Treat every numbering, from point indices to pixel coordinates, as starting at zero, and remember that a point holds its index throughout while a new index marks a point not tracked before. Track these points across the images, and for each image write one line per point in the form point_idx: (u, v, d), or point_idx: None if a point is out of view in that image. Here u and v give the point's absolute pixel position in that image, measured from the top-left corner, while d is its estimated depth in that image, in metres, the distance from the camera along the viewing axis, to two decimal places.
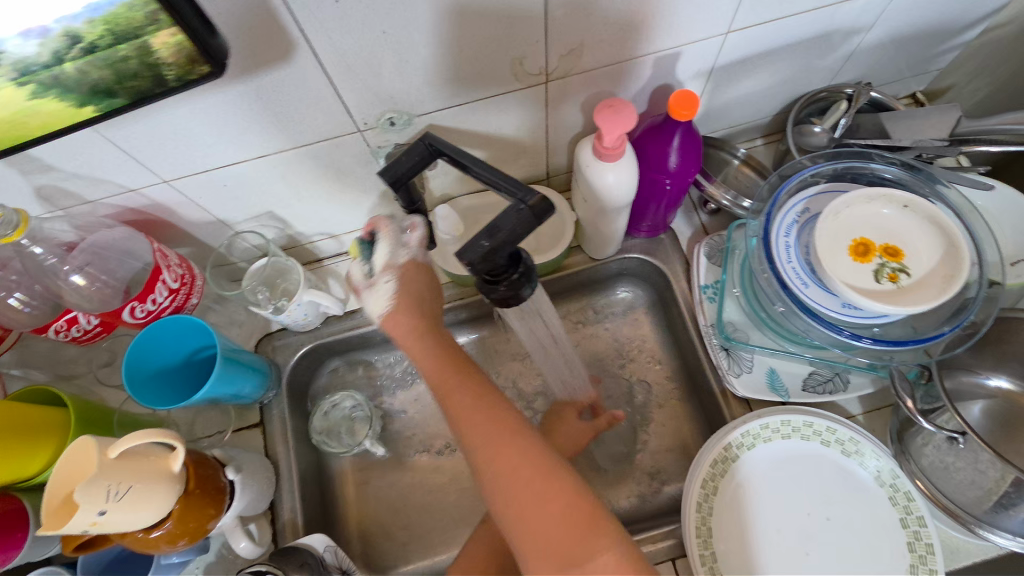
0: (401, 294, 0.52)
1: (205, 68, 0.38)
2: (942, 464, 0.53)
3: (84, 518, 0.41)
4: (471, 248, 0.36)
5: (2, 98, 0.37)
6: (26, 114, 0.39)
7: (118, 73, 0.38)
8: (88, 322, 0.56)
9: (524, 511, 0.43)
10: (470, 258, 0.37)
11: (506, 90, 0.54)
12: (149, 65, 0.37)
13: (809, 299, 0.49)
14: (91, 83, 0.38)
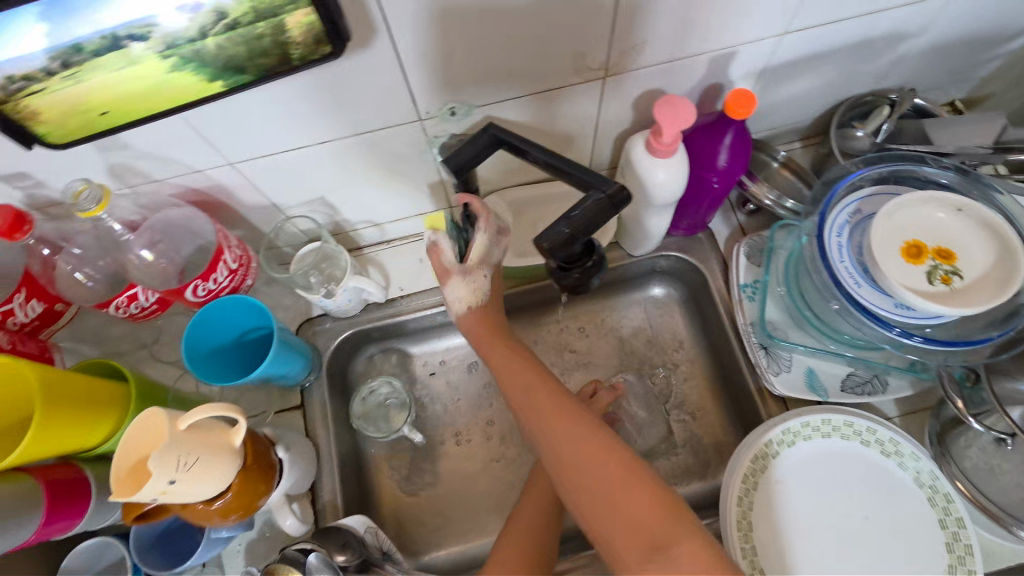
0: (482, 293, 0.61)
1: (328, 48, 0.42)
2: (986, 465, 0.56)
3: (155, 486, 0.43)
4: (552, 233, 0.41)
5: (146, 70, 0.40)
6: (160, 86, 0.42)
7: (252, 50, 0.41)
8: (148, 299, 0.58)
9: (612, 500, 0.48)
10: (550, 241, 0.41)
11: (565, 84, 0.55)
12: (280, 43, 0.41)
13: (862, 298, 0.51)
14: (227, 58, 0.41)
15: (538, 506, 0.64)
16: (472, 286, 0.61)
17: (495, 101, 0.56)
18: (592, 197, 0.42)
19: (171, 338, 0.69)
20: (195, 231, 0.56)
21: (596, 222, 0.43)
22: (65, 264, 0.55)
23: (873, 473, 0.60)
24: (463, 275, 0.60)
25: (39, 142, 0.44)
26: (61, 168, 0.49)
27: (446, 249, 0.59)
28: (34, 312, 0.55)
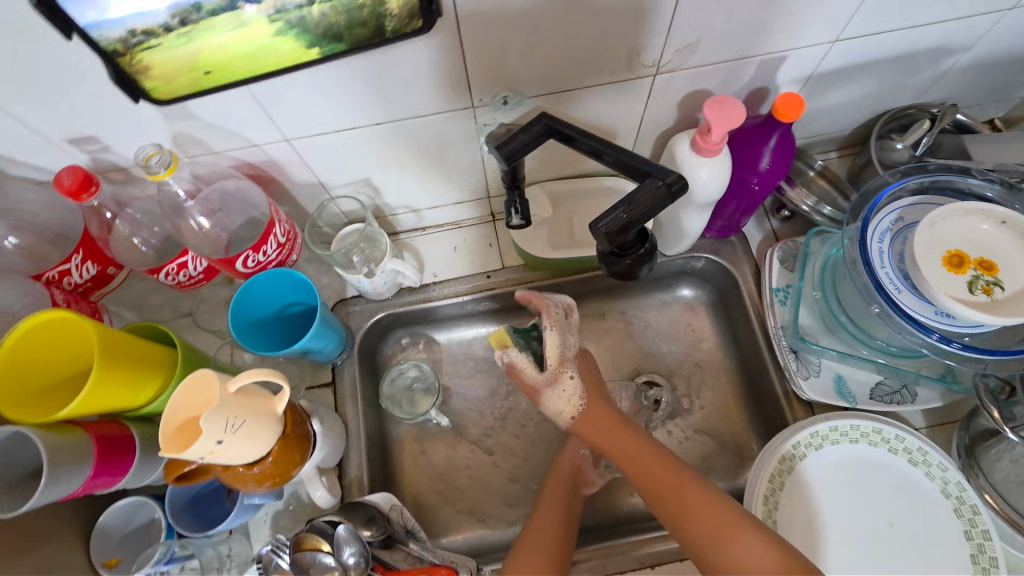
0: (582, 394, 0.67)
1: (418, 24, 0.44)
2: (1017, 478, 0.55)
3: (205, 445, 0.44)
4: (612, 218, 0.44)
5: (251, 34, 0.42)
6: (264, 51, 0.43)
7: (351, 20, 0.43)
8: (196, 268, 0.60)
9: (713, 538, 0.55)
10: (610, 226, 0.44)
11: (616, 79, 0.56)
12: (377, 16, 0.43)
13: (903, 304, 0.51)
14: (326, 28, 0.43)
15: (550, 534, 0.61)
16: (564, 393, 0.67)
17: (547, 94, 0.57)
18: (653, 185, 0.45)
19: (210, 310, 0.70)
20: (248, 205, 0.59)
21: (654, 210, 0.46)
22: (125, 226, 0.56)
23: (898, 483, 0.60)
24: (552, 386, 0.67)
25: (146, 98, 0.46)
26: (126, 134, 0.50)
27: (525, 368, 0.68)
28: (87, 274, 0.57)
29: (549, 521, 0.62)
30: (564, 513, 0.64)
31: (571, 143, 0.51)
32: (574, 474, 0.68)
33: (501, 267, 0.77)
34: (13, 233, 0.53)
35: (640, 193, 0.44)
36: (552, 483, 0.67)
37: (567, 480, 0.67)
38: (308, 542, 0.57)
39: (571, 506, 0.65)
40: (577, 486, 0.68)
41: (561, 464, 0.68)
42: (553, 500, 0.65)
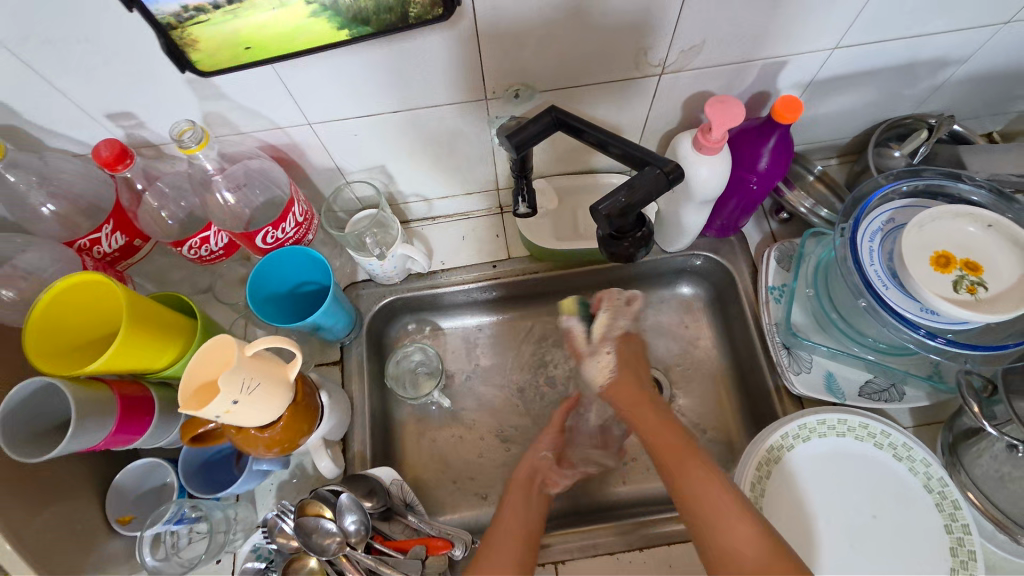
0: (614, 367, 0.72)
1: (439, 12, 0.47)
2: (996, 474, 0.57)
3: (220, 404, 0.47)
4: (613, 201, 0.46)
5: (289, 14, 0.45)
6: (300, 31, 0.46)
7: (379, 5, 0.46)
8: (217, 243, 0.63)
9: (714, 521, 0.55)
10: (610, 209, 0.46)
11: (624, 77, 0.59)
12: (401, 3, 0.46)
13: (889, 300, 0.54)
14: (356, 11, 0.46)
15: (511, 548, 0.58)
16: (601, 363, 0.73)
17: (556, 89, 0.60)
18: (651, 173, 0.47)
19: (227, 286, 0.73)
20: (270, 184, 0.61)
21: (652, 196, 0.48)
22: (152, 199, 0.60)
23: (883, 477, 0.62)
24: (593, 354, 0.73)
25: (192, 69, 0.48)
26: (161, 111, 0.53)
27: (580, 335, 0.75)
28: (116, 244, 0.60)
29: (509, 534, 0.60)
30: (523, 525, 0.62)
31: (579, 135, 0.54)
32: (536, 477, 0.68)
33: (507, 257, 0.80)
34: (50, 201, 0.56)
35: (640, 178, 0.47)
36: (511, 496, 0.65)
37: (524, 491, 0.66)
38: (312, 509, 0.60)
39: (532, 517, 0.63)
40: (537, 497, 0.66)
41: (517, 477, 0.67)
42: (511, 513, 0.63)
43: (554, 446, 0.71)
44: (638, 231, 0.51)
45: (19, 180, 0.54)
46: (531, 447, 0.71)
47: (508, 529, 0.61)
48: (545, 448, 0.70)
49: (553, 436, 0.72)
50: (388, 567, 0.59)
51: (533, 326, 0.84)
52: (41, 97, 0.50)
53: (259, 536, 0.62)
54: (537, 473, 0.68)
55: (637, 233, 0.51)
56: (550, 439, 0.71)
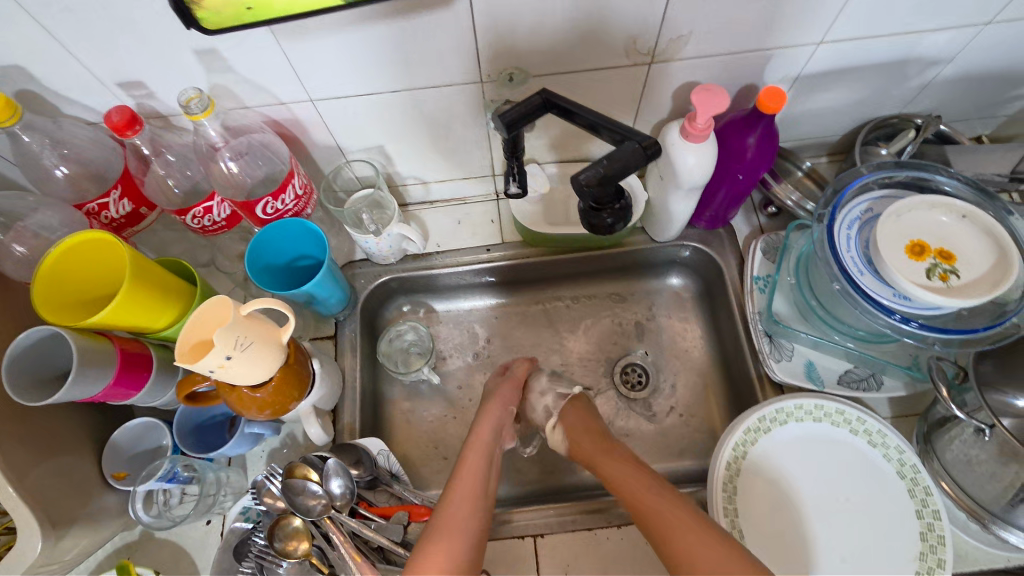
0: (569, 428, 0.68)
1: None
2: (965, 457, 0.58)
3: (214, 359, 0.49)
4: (592, 169, 0.52)
5: None
6: None
7: None
8: (220, 214, 0.65)
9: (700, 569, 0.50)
10: (588, 177, 0.52)
11: (614, 65, 0.61)
12: None
13: (864, 285, 0.55)
14: None
15: (470, 507, 0.57)
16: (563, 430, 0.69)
17: (548, 74, 0.62)
18: (628, 147, 0.52)
19: (228, 259, 0.76)
20: (272, 157, 0.63)
21: (629, 170, 0.53)
22: (160, 169, 0.62)
23: (856, 461, 0.63)
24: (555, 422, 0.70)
25: (197, 26, 0.48)
26: (171, 82, 0.56)
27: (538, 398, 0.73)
28: (122, 210, 0.63)
29: (468, 494, 0.58)
30: (480, 487, 0.59)
31: (571, 116, 0.56)
32: (499, 433, 0.67)
33: (500, 242, 0.82)
34: (63, 163, 0.59)
35: (618, 152, 0.52)
36: (470, 456, 0.62)
37: (484, 453, 0.63)
38: (299, 471, 0.62)
39: (489, 478, 0.61)
40: (496, 459, 0.64)
41: (477, 440, 0.64)
42: (469, 474, 0.60)
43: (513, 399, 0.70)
44: (617, 204, 0.58)
45: (34, 142, 0.57)
46: (491, 404, 0.69)
47: (466, 487, 0.59)
48: (505, 405, 0.69)
49: (510, 390, 0.71)
50: (369, 530, 0.61)
51: (523, 311, 0.86)
52: (59, 63, 0.53)
53: (249, 499, 0.64)
54: (502, 428, 0.68)
55: (618, 206, 0.58)
56: (507, 392, 0.71)
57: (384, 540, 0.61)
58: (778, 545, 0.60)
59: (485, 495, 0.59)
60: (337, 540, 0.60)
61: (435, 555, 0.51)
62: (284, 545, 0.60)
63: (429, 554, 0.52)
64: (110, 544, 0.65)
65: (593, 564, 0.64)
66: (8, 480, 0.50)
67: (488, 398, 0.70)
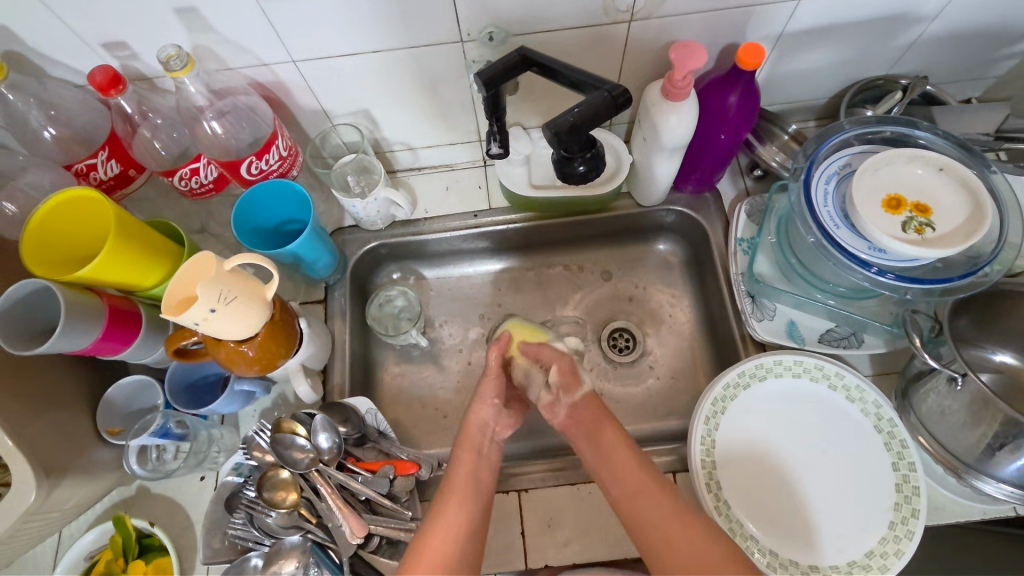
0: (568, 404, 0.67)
1: None
2: (938, 408, 0.58)
3: (199, 310, 0.50)
4: (562, 118, 0.53)
5: None
6: None
7: None
8: (207, 175, 0.66)
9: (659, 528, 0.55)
10: (559, 127, 0.54)
11: (594, 23, 0.61)
12: None
13: (839, 237, 0.56)
14: None
15: (463, 503, 0.58)
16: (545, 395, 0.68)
17: (529, 33, 0.62)
18: (598, 97, 0.53)
19: (220, 224, 0.77)
20: (257, 120, 0.65)
21: (598, 119, 0.54)
22: (146, 132, 0.64)
23: (835, 417, 0.64)
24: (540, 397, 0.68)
25: None
26: (152, 41, 0.57)
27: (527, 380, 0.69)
28: (111, 171, 0.64)
29: (459, 489, 0.59)
30: (472, 479, 0.60)
31: (550, 72, 0.57)
32: (486, 429, 0.65)
33: (488, 208, 0.83)
34: (51, 125, 0.60)
35: (588, 100, 0.53)
36: (462, 448, 0.63)
37: (474, 444, 0.63)
38: (287, 426, 0.64)
39: (483, 467, 0.62)
40: (488, 449, 0.64)
41: (469, 433, 0.64)
42: (464, 470, 0.61)
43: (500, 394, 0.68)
44: (589, 151, 0.61)
45: (19, 101, 0.58)
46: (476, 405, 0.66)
47: (459, 481, 0.59)
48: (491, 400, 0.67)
49: (497, 382, 0.68)
50: (356, 483, 0.63)
51: (511, 277, 0.87)
52: (40, 22, 0.53)
53: (240, 454, 0.65)
54: (487, 423, 0.66)
55: (589, 154, 0.62)
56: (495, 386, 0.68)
57: (371, 493, 0.64)
58: (757, 499, 0.61)
59: (477, 488, 0.59)
60: (325, 492, 0.63)
61: (428, 552, 0.53)
62: (272, 496, 0.63)
63: (421, 553, 0.53)
64: (109, 498, 0.67)
65: (576, 517, 0.66)
66: (6, 432, 0.51)
67: (472, 401, 0.67)
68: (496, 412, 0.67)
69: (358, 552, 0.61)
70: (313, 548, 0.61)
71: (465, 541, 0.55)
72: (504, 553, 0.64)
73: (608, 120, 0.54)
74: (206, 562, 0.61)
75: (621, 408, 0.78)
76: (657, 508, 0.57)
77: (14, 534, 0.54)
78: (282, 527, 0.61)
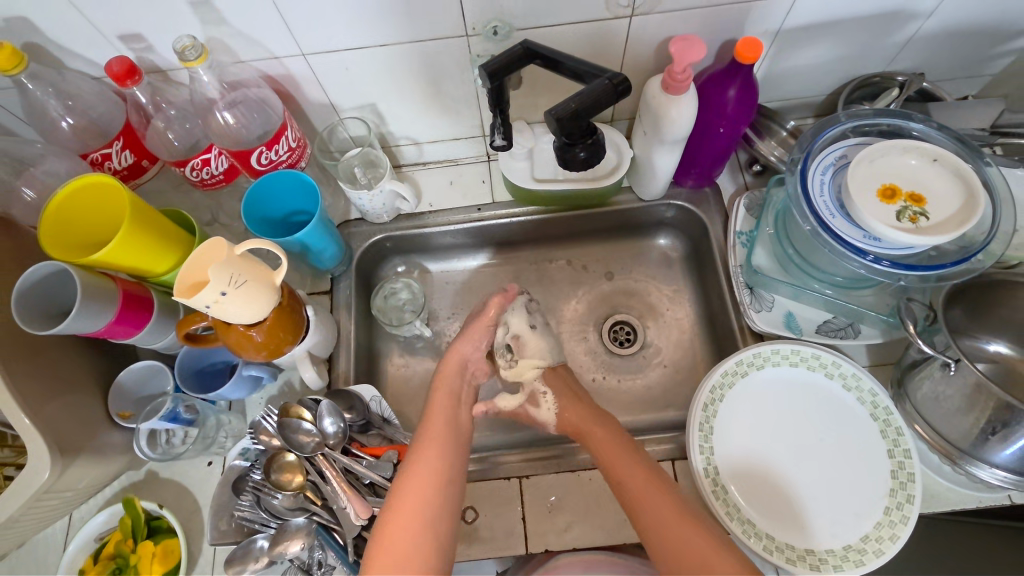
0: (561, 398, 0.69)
1: None
2: (934, 395, 0.59)
3: (210, 293, 0.52)
4: (562, 106, 0.55)
5: None
6: None
7: None
8: (218, 166, 0.69)
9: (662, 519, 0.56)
10: (560, 114, 0.55)
11: (596, 18, 0.63)
12: None
13: (835, 227, 0.57)
14: None
15: (442, 450, 0.60)
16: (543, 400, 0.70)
17: (531, 28, 0.64)
18: (599, 85, 0.54)
19: (230, 215, 0.79)
20: (269, 112, 0.66)
21: (599, 106, 0.56)
22: (160, 122, 0.65)
23: (832, 404, 0.65)
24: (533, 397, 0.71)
25: None
26: (167, 33, 0.59)
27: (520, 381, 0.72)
28: (125, 161, 0.67)
29: (437, 437, 0.61)
30: (449, 429, 0.63)
31: (554, 64, 0.58)
32: (464, 370, 0.70)
33: (491, 201, 0.84)
34: (68, 114, 0.62)
35: (589, 88, 0.55)
36: (436, 398, 0.66)
37: (450, 390, 0.68)
38: (294, 411, 0.66)
39: (459, 416, 0.65)
40: (461, 393, 0.68)
41: (443, 381, 0.68)
42: (437, 412, 0.65)
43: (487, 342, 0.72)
44: (590, 138, 0.62)
45: (38, 89, 0.59)
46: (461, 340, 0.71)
47: (436, 427, 0.62)
48: (475, 343, 0.72)
49: (486, 332, 0.72)
50: (361, 466, 0.65)
51: (514, 270, 0.89)
52: (60, 14, 0.55)
53: (247, 440, 0.67)
54: (467, 365, 0.70)
55: (590, 141, 0.63)
56: (484, 334, 0.72)
57: (375, 477, 0.65)
58: (754, 483, 0.62)
59: (455, 436, 0.62)
60: (330, 475, 0.64)
61: (410, 495, 0.56)
62: (280, 478, 0.64)
63: (403, 496, 0.56)
64: (118, 482, 0.68)
65: (577, 503, 0.67)
66: (23, 410, 0.53)
67: (459, 335, 0.72)
68: (479, 357, 0.71)
69: (362, 535, 0.63)
70: (318, 529, 0.62)
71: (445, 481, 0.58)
72: (505, 538, 0.65)
73: (607, 108, 0.56)
74: (213, 543, 0.63)
75: (621, 399, 0.79)
76: (654, 479, 0.59)
77: (28, 511, 0.56)
78: (288, 509, 0.62)
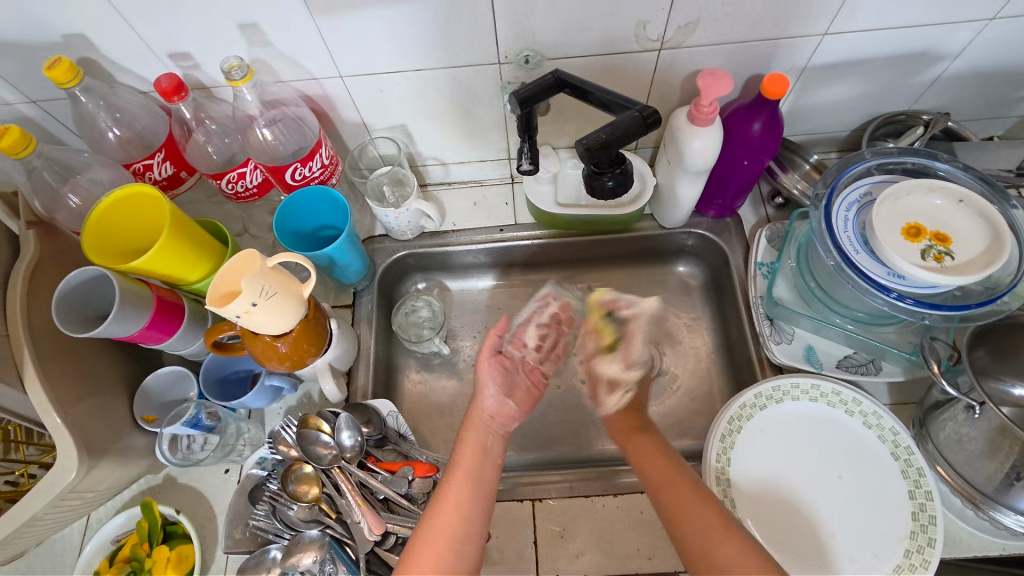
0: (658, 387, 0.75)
1: None
2: (956, 436, 0.58)
3: (241, 303, 0.53)
4: (592, 136, 0.56)
5: None
6: None
7: None
8: (252, 180, 0.71)
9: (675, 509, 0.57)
10: (589, 144, 0.57)
11: (627, 50, 0.65)
12: None
13: (858, 261, 0.57)
14: None
15: (459, 506, 0.58)
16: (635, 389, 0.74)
17: (563, 57, 0.66)
18: (628, 117, 0.56)
19: (259, 227, 0.81)
20: (304, 129, 0.68)
21: (628, 136, 0.57)
22: (200, 137, 0.68)
23: (851, 440, 0.65)
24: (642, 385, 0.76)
25: None
26: (215, 53, 0.62)
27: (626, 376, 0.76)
28: (165, 172, 0.70)
29: (460, 489, 0.59)
30: (472, 480, 0.60)
31: (584, 95, 0.60)
32: (489, 422, 0.68)
33: (513, 223, 0.85)
34: (115, 126, 0.65)
35: (619, 120, 0.56)
36: (463, 448, 0.64)
37: (477, 443, 0.65)
38: (312, 422, 0.67)
39: (484, 469, 0.62)
40: (492, 447, 0.65)
41: (471, 427, 0.67)
42: (463, 464, 0.62)
43: (500, 385, 0.71)
44: (616, 168, 0.64)
45: (89, 102, 0.62)
46: (483, 387, 0.70)
47: (459, 483, 0.60)
48: (493, 387, 0.70)
49: (493, 369, 0.71)
50: (376, 481, 0.65)
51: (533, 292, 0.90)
52: (115, 31, 0.58)
53: (265, 449, 0.68)
54: (489, 419, 0.68)
55: (616, 171, 0.64)
56: (491, 374, 0.71)
57: (390, 492, 0.65)
58: (771, 517, 0.62)
59: (479, 490, 0.60)
60: (346, 488, 0.64)
61: (424, 553, 0.54)
62: (296, 489, 0.64)
63: (416, 553, 0.54)
64: (137, 485, 0.69)
65: (591, 530, 0.66)
66: (55, 409, 0.54)
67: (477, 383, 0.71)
68: (499, 402, 0.69)
69: (374, 550, 0.63)
70: (330, 543, 0.62)
71: (460, 543, 0.55)
72: (515, 562, 0.65)
73: (637, 138, 0.57)
74: (226, 551, 0.63)
75: None
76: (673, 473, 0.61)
77: (51, 509, 0.57)
78: (303, 521, 0.63)
